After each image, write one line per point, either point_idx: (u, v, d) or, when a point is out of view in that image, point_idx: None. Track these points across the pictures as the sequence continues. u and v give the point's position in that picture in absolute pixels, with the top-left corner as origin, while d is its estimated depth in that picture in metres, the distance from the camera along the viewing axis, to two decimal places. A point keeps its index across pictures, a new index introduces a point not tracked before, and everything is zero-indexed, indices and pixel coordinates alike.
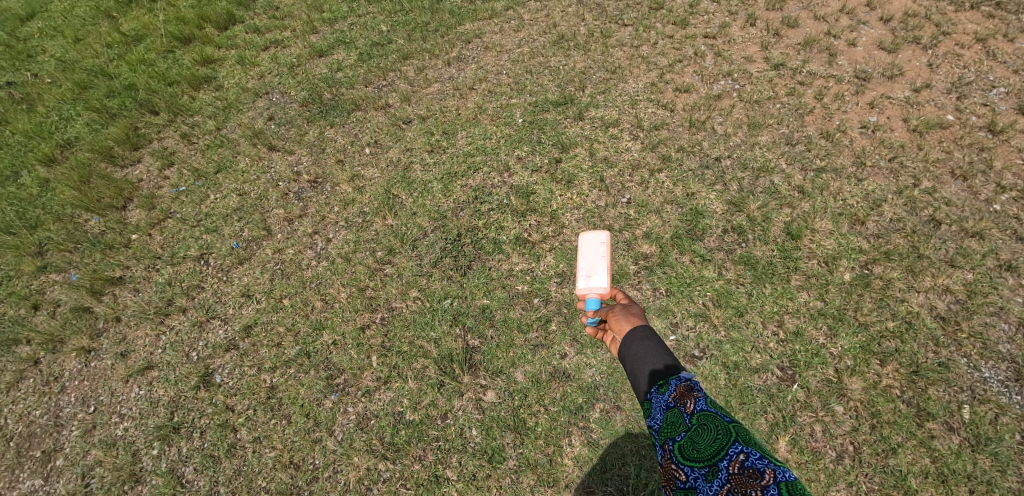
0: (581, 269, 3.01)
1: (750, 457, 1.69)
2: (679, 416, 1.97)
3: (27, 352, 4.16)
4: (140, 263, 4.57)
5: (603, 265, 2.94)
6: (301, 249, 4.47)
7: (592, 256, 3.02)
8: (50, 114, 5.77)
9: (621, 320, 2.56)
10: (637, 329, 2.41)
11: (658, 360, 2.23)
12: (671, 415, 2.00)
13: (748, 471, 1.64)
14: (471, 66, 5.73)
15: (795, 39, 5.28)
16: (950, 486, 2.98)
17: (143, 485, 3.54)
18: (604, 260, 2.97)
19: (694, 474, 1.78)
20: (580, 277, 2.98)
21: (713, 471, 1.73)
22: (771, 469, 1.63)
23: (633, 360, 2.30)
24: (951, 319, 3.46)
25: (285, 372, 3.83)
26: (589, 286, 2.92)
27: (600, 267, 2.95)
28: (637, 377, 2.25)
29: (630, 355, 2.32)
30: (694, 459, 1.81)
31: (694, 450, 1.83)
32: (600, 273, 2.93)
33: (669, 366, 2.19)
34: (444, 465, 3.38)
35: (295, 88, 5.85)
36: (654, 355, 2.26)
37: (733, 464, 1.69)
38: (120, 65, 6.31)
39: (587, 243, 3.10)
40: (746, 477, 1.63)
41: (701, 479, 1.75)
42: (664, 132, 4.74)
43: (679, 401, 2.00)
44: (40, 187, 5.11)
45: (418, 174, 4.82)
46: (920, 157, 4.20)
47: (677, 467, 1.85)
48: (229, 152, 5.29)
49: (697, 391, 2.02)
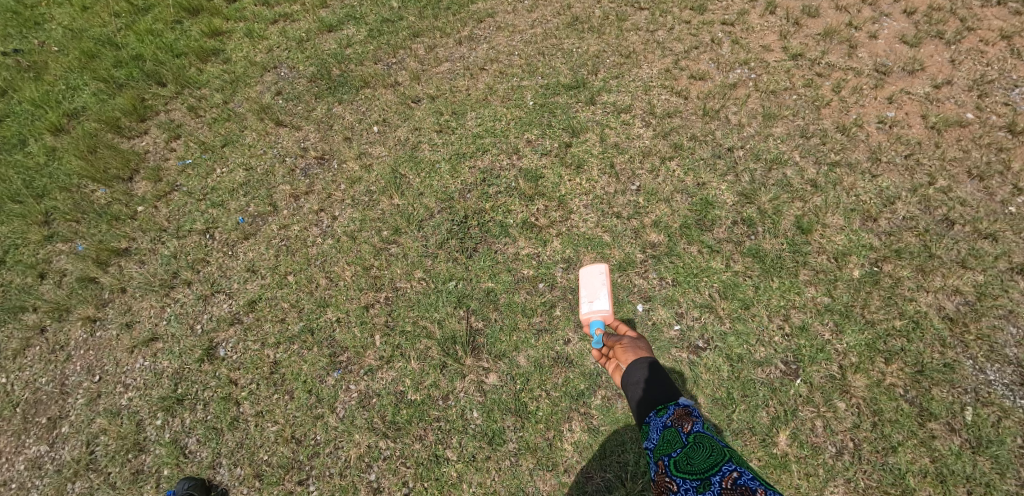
0: (583, 296, 3.47)
1: (742, 475, 1.82)
2: (675, 434, 2.15)
3: (34, 319, 4.17)
4: (145, 235, 4.56)
5: (604, 291, 3.42)
6: (307, 227, 4.45)
7: (592, 283, 3.48)
8: (56, 83, 5.70)
9: (628, 351, 2.89)
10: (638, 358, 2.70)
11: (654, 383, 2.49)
12: (668, 434, 2.18)
13: (738, 487, 1.77)
14: (482, 46, 5.63)
15: (815, 30, 5.17)
16: (948, 486, 2.98)
17: (146, 454, 3.57)
18: (604, 287, 3.45)
19: (686, 485, 1.95)
20: (584, 302, 3.45)
21: (705, 483, 1.88)
22: (760, 487, 1.75)
23: (632, 385, 2.57)
24: (959, 320, 3.42)
25: (288, 349, 3.85)
26: (592, 311, 3.40)
27: (602, 294, 3.43)
28: (632, 393, 2.54)
29: (628, 378, 2.63)
30: (688, 471, 1.97)
31: (687, 464, 2.00)
32: (601, 298, 3.42)
33: (668, 393, 2.41)
34: (444, 446, 3.40)
35: (303, 63, 5.78)
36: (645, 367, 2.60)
37: (725, 480, 1.83)
38: (127, 35, 6.22)
39: (586, 271, 3.56)
40: (735, 491, 1.77)
41: (692, 490, 1.92)
42: (677, 120, 4.67)
43: (676, 422, 2.20)
44: (46, 155, 5.08)
45: (426, 154, 4.78)
46: (938, 155, 4.13)
47: (670, 479, 2.03)
48: (237, 126, 5.24)
49: (695, 417, 2.21)
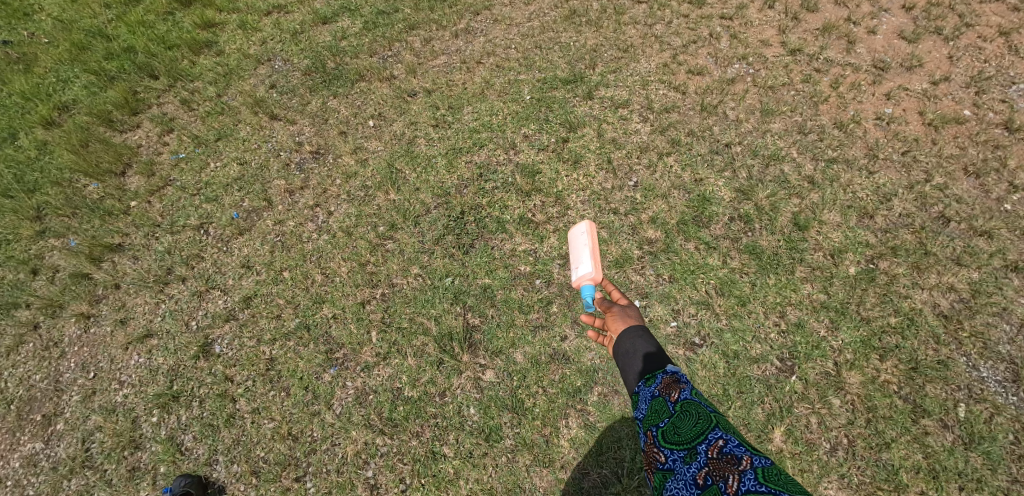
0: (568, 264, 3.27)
1: (729, 444, 1.83)
2: (663, 405, 2.10)
3: (27, 315, 4.14)
4: (139, 230, 4.52)
5: (586, 253, 3.18)
6: (302, 222, 4.42)
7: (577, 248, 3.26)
8: (47, 75, 5.62)
9: (618, 320, 2.48)
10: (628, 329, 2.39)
11: (646, 353, 2.30)
12: (656, 404, 2.13)
13: (726, 457, 1.77)
14: (479, 39, 5.58)
15: (814, 24, 5.14)
16: (941, 482, 3.01)
17: (142, 451, 3.57)
18: (588, 249, 3.21)
19: (674, 457, 1.93)
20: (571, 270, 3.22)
21: (693, 454, 1.87)
22: (748, 456, 1.75)
23: (623, 356, 2.36)
24: (954, 318, 3.45)
25: (285, 345, 3.84)
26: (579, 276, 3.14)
27: (586, 257, 3.19)
28: (627, 366, 2.32)
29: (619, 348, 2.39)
30: (676, 442, 1.96)
31: (675, 435, 1.98)
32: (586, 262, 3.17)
33: (656, 358, 2.28)
34: (441, 443, 3.41)
35: (298, 55, 5.71)
36: (641, 339, 2.34)
37: (712, 449, 1.83)
38: (119, 26, 6.12)
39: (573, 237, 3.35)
40: (723, 462, 1.76)
41: (680, 461, 1.91)
42: (675, 115, 4.65)
43: (664, 392, 2.13)
44: (38, 149, 5.02)
45: (422, 148, 4.75)
46: (935, 152, 4.13)
47: (658, 450, 2.01)
48: (231, 120, 5.19)
49: (682, 383, 2.14)
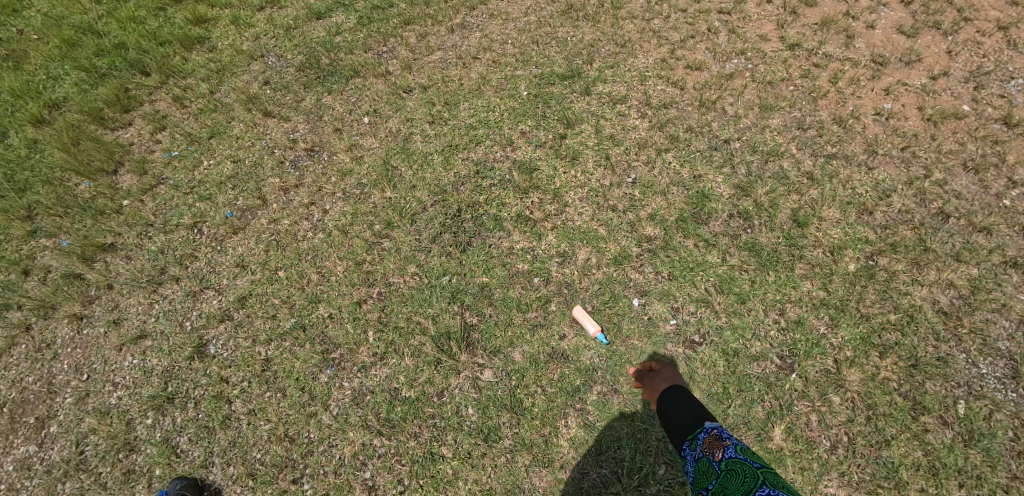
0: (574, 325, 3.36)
1: None
2: (709, 465, 2.19)
3: (18, 316, 4.08)
4: (132, 229, 4.46)
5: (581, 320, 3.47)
6: (297, 221, 4.37)
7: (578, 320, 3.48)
8: (36, 72, 5.53)
9: (655, 385, 3.07)
10: (666, 393, 2.79)
11: (690, 418, 2.53)
12: (703, 465, 2.24)
13: None
14: (475, 34, 5.52)
15: (812, 19, 5.11)
16: (940, 479, 3.01)
17: (137, 453, 3.53)
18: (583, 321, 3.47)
19: None
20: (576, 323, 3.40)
21: None
22: None
23: (669, 421, 2.64)
24: (953, 314, 3.43)
25: (280, 346, 3.80)
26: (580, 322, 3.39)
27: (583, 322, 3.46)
28: (674, 434, 2.56)
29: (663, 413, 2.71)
30: None
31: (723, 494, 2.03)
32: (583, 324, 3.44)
33: (699, 423, 2.46)
34: (440, 443, 3.38)
35: (292, 51, 5.64)
36: (681, 405, 2.65)
37: None
38: (109, 22, 6.03)
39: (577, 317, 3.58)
40: None
41: None
42: (673, 111, 4.61)
43: (709, 452, 2.24)
44: (28, 148, 4.94)
45: (418, 145, 4.70)
46: (934, 147, 4.11)
47: None
48: (224, 117, 5.12)
49: (725, 440, 2.23)
